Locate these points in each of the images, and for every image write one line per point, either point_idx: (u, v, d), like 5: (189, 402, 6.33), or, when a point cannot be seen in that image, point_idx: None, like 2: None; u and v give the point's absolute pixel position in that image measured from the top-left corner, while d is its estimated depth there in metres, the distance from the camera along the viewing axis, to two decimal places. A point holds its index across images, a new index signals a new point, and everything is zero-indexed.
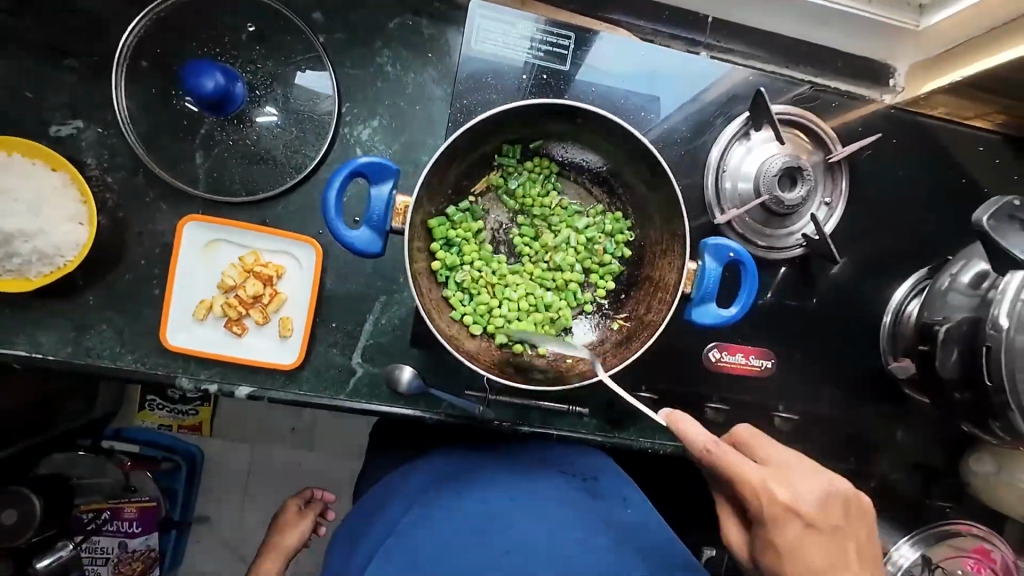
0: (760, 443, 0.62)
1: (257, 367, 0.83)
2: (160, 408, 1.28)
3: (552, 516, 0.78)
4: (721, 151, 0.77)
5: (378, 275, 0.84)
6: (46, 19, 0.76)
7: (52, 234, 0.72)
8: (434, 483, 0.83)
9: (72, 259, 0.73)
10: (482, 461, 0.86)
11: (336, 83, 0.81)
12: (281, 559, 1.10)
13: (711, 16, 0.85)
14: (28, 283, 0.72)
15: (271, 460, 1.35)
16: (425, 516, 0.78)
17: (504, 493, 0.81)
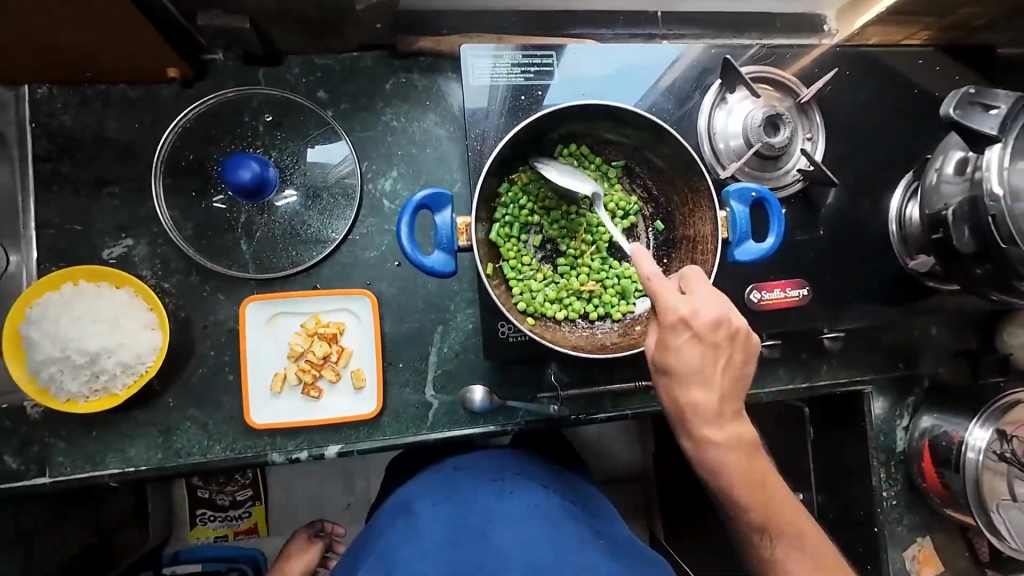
0: (717, 336, 0.63)
1: (340, 425, 0.86)
2: (213, 518, 1.40)
3: (525, 530, 0.77)
4: (707, 118, 0.87)
5: (429, 308, 0.90)
6: (80, 155, 0.82)
7: (130, 344, 0.76)
8: (415, 498, 0.83)
9: (152, 363, 0.77)
10: (469, 473, 0.86)
11: (353, 146, 0.89)
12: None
13: (659, 11, 0.96)
14: (115, 398, 0.76)
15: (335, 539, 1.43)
16: (404, 533, 0.77)
17: (491, 501, 0.82)
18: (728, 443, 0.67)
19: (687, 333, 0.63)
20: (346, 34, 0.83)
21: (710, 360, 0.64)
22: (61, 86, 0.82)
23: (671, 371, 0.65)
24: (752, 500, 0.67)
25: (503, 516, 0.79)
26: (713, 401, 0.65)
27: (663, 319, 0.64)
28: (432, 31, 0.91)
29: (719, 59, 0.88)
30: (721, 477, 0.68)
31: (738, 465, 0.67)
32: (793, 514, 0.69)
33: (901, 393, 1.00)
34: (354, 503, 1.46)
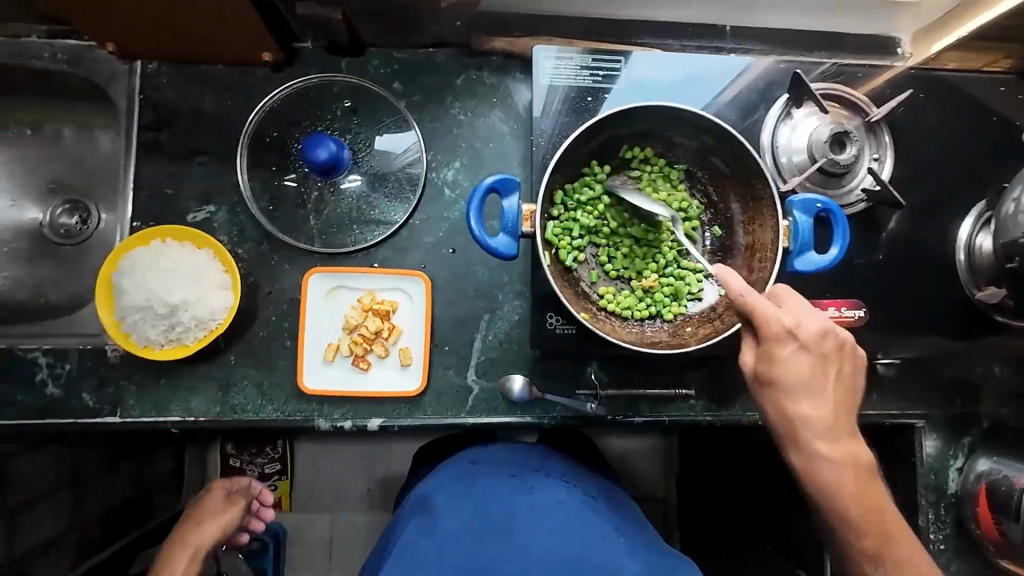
0: (826, 347, 0.65)
1: (384, 399, 0.89)
2: None
3: (547, 525, 0.76)
4: (771, 132, 0.86)
5: (478, 297, 0.93)
6: (177, 126, 0.90)
7: (205, 300, 0.82)
8: (434, 491, 0.82)
9: (222, 320, 0.82)
10: (486, 466, 0.86)
11: (422, 135, 0.94)
12: (186, 551, 0.95)
13: (727, 26, 0.98)
14: (186, 349, 0.81)
15: (351, 523, 1.60)
16: (427, 527, 0.76)
17: (508, 494, 0.81)
18: (828, 438, 0.67)
19: (793, 347, 0.64)
20: (427, 29, 0.89)
21: (820, 373, 0.66)
22: (168, 64, 0.91)
23: (780, 386, 0.65)
24: (847, 479, 0.67)
25: (527, 508, 0.78)
26: (828, 416, 0.67)
27: (773, 345, 0.64)
28: (506, 32, 0.95)
29: (787, 74, 0.89)
30: (828, 480, 0.68)
31: (843, 463, 0.67)
32: (885, 497, 0.69)
33: (956, 432, 0.95)
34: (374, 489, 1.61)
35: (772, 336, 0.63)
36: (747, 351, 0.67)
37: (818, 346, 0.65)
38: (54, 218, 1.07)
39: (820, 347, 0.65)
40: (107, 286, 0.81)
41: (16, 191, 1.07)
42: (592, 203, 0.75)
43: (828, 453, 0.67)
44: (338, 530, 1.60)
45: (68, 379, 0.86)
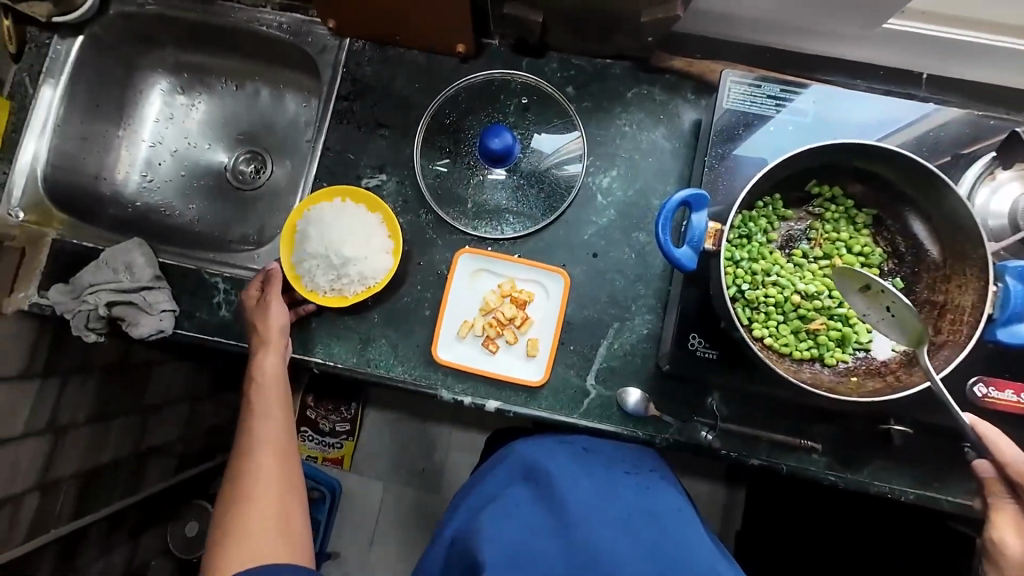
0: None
1: (504, 383, 0.92)
2: (310, 441, 1.72)
3: (669, 528, 0.71)
4: (967, 190, 0.80)
5: (611, 304, 0.94)
6: (369, 100, 1.00)
7: (370, 259, 0.92)
8: (546, 459, 0.79)
9: (380, 280, 0.93)
10: (600, 457, 0.83)
11: (585, 140, 0.97)
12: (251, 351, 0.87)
13: (925, 73, 0.92)
14: (344, 299, 0.93)
15: (401, 496, 1.71)
16: (544, 496, 0.73)
17: (628, 487, 0.77)
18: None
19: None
20: (615, 39, 0.92)
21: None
22: (372, 43, 1.01)
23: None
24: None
25: (643, 510, 0.73)
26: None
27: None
28: (686, 53, 0.96)
29: (998, 132, 0.82)
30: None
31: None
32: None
33: None
34: (430, 471, 1.72)
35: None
36: (1009, 534, 0.68)
37: None
38: (237, 165, 1.21)
39: None
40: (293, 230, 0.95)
41: (213, 136, 1.22)
42: (768, 231, 0.73)
43: None
44: (389, 498, 1.71)
45: (238, 305, 0.97)
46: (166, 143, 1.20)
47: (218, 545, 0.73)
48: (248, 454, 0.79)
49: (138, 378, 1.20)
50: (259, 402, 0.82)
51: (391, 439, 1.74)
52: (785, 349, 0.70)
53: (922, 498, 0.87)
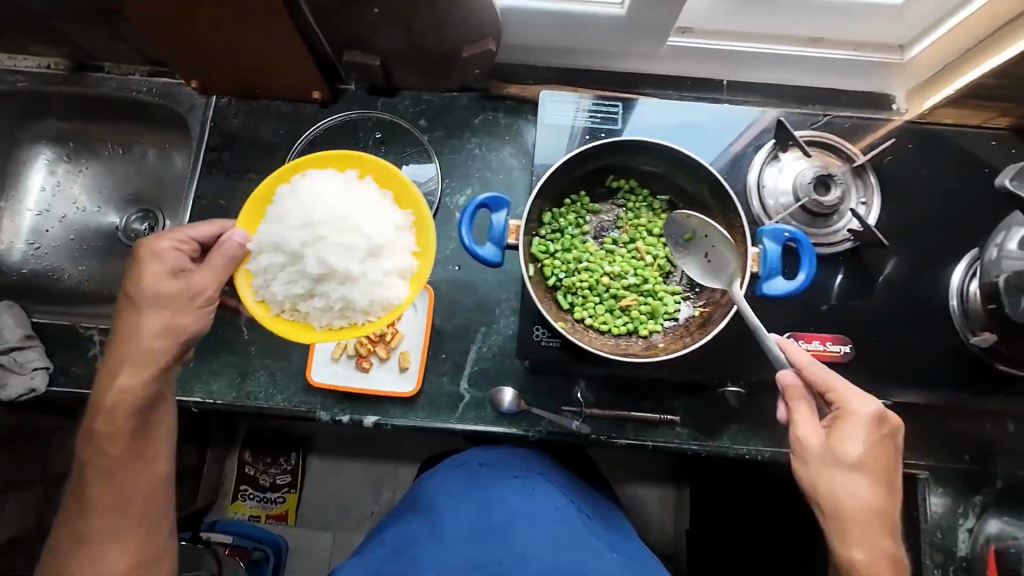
0: (893, 443, 0.70)
1: (382, 398, 0.96)
2: (251, 498, 1.67)
3: (543, 531, 0.83)
4: (757, 173, 0.92)
5: (477, 310, 1.00)
6: (236, 148, 1.07)
7: (375, 279, 0.82)
8: (442, 495, 0.90)
9: (377, 317, 0.83)
10: (494, 470, 0.93)
11: (439, 165, 1.06)
12: (127, 365, 0.73)
13: (725, 79, 1.06)
14: (312, 332, 0.82)
15: (354, 544, 1.67)
16: (436, 528, 0.85)
17: (515, 497, 0.88)
18: (883, 499, 0.69)
19: (876, 426, 0.70)
20: (453, 75, 1.02)
21: (883, 460, 0.69)
22: (236, 98, 1.09)
23: (846, 462, 0.68)
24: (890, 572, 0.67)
25: (522, 518, 0.85)
26: (874, 494, 0.68)
27: (849, 423, 0.70)
28: (521, 79, 1.07)
29: (773, 120, 0.94)
30: (853, 548, 0.68)
31: (891, 555, 0.67)
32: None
33: (965, 488, 0.95)
34: (383, 512, 1.70)
35: (853, 418, 0.69)
36: (809, 431, 0.70)
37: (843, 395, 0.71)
38: (128, 223, 1.25)
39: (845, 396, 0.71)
40: (269, 205, 0.84)
41: (102, 199, 1.26)
42: (580, 224, 0.82)
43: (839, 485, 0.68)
44: (340, 548, 1.67)
45: None
46: (53, 210, 1.23)
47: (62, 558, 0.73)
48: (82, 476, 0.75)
49: (38, 448, 1.17)
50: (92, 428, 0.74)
51: (333, 484, 1.72)
52: (604, 327, 0.77)
53: (777, 454, 0.95)
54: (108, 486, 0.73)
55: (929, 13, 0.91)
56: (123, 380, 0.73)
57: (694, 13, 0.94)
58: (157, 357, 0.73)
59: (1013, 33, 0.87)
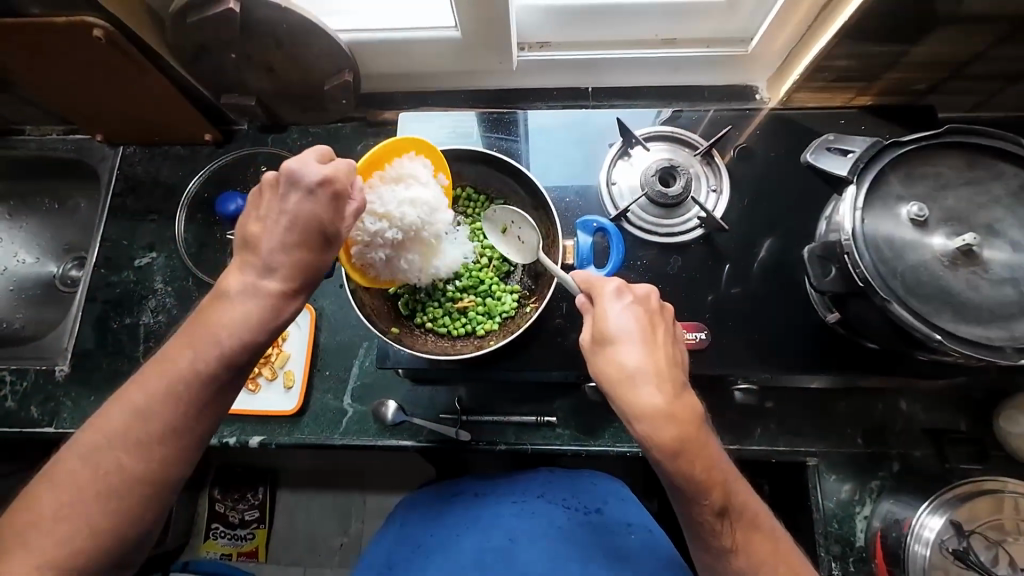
0: (652, 306, 0.67)
1: (267, 418, 0.99)
2: (223, 536, 1.66)
3: (546, 549, 0.80)
4: (607, 171, 0.95)
5: (360, 326, 1.03)
6: (139, 193, 1.15)
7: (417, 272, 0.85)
8: (441, 525, 0.89)
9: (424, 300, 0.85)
10: (489, 495, 0.91)
11: None
12: (303, 296, 0.67)
13: (590, 87, 1.11)
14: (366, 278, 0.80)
15: None
16: (436, 553, 0.83)
17: (512, 517, 0.85)
18: (659, 359, 0.63)
19: (625, 296, 0.67)
20: (326, 106, 1.08)
21: (645, 324, 0.65)
22: (139, 148, 1.18)
23: (608, 336, 0.65)
24: (680, 432, 0.60)
25: (525, 535, 0.82)
26: (644, 356, 0.63)
27: (603, 300, 0.67)
28: (396, 105, 1.12)
29: (614, 122, 0.99)
30: (637, 417, 0.61)
31: (677, 413, 0.61)
32: (715, 454, 0.61)
33: (861, 473, 0.90)
34: (348, 544, 1.69)
35: (603, 293, 0.67)
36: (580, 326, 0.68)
37: (598, 281, 0.70)
38: (65, 271, 1.31)
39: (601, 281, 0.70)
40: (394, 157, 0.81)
41: (40, 250, 1.32)
42: None
43: (609, 363, 0.64)
44: None
45: (22, 394, 1.04)
46: None
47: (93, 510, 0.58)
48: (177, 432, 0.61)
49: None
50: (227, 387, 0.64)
51: (294, 519, 1.71)
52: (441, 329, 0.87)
53: None
54: (135, 456, 0.59)
55: (754, 8, 0.95)
56: (230, 335, 0.62)
57: (531, 28, 0.99)
58: (275, 318, 0.65)
59: (833, 13, 0.88)
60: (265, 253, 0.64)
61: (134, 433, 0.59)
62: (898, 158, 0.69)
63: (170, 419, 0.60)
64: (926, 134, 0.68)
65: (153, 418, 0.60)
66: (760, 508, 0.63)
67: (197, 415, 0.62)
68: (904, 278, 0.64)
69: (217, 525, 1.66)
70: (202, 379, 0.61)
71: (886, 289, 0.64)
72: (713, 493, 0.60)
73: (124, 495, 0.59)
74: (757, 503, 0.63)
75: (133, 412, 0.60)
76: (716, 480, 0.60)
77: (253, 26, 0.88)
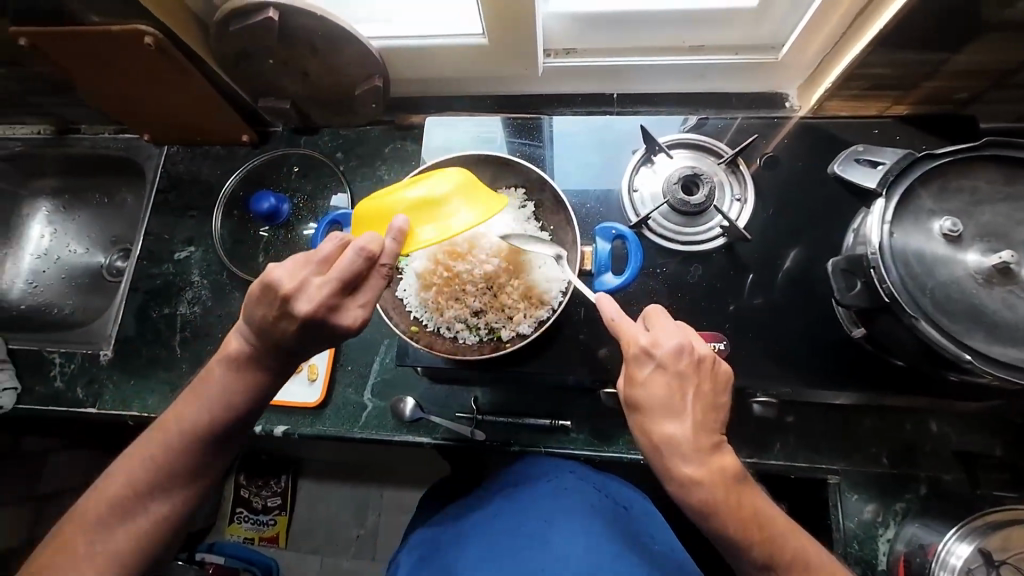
0: (682, 365, 0.65)
1: (291, 409, 1.03)
2: (246, 520, 1.72)
3: (584, 533, 0.79)
4: (629, 178, 0.95)
5: (381, 324, 1.06)
6: (180, 190, 1.21)
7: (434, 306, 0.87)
8: (479, 516, 0.88)
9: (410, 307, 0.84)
10: (521, 481, 0.91)
11: (351, 193, 1.14)
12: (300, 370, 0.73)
13: (615, 93, 1.11)
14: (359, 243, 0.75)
15: (339, 568, 1.71)
16: (476, 543, 0.83)
17: (547, 502, 0.85)
18: (691, 423, 0.64)
19: (655, 355, 0.66)
20: (356, 110, 1.12)
21: (674, 388, 0.65)
22: (181, 147, 1.24)
23: (640, 406, 0.66)
24: (714, 496, 0.61)
25: (562, 518, 0.81)
26: (677, 422, 0.64)
27: (633, 362, 0.67)
28: (424, 109, 1.15)
29: (637, 128, 0.99)
30: (674, 484, 0.63)
31: (708, 478, 0.62)
32: (756, 510, 0.63)
33: (885, 494, 0.87)
34: (364, 535, 1.73)
35: (634, 354, 0.67)
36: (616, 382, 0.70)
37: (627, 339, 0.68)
38: (111, 262, 1.39)
39: (630, 338, 0.68)
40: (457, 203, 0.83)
41: (90, 241, 1.41)
42: None
43: (646, 430, 0.65)
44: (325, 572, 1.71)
45: (70, 375, 1.11)
46: (50, 254, 1.39)
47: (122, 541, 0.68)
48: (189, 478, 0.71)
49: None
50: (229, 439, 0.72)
51: (313, 508, 1.76)
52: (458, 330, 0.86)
53: None
54: (157, 500, 0.69)
55: (785, 15, 0.94)
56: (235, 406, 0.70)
57: (557, 35, 1.00)
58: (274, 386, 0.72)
59: (869, 21, 0.85)
60: (266, 343, 0.67)
61: (152, 479, 0.69)
62: (932, 171, 0.67)
63: (184, 467, 0.70)
64: (962, 146, 0.66)
65: (170, 468, 0.69)
66: (809, 550, 0.64)
67: (208, 465, 0.72)
68: (934, 295, 0.63)
69: (242, 510, 1.72)
70: (210, 434, 0.70)
71: (913, 305, 0.62)
72: (751, 545, 0.62)
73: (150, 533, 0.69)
74: (806, 545, 0.64)
75: (153, 463, 0.69)
76: (754, 534, 0.62)
77: (289, 34, 0.92)
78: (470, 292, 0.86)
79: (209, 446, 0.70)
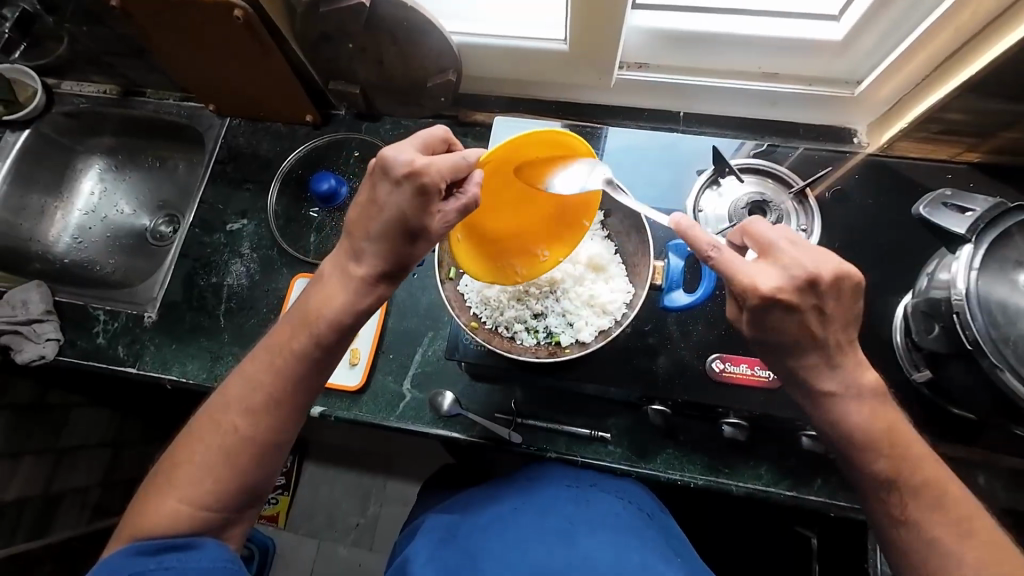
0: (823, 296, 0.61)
1: (330, 391, 1.03)
2: None
3: (608, 537, 0.73)
4: (695, 198, 0.94)
5: (427, 315, 1.07)
6: (239, 163, 1.22)
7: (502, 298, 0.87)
8: (492, 506, 0.81)
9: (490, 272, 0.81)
10: (546, 483, 0.86)
11: None
12: (387, 284, 0.69)
13: (682, 112, 1.11)
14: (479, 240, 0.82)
15: (336, 555, 1.69)
16: (493, 528, 0.76)
17: (573, 506, 0.79)
18: (829, 357, 0.63)
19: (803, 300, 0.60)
20: (423, 102, 1.13)
21: (812, 332, 0.61)
22: (244, 121, 1.26)
23: (772, 345, 0.64)
24: (933, 490, 0.62)
25: (587, 522, 0.75)
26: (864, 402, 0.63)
27: (776, 310, 0.61)
28: (488, 108, 1.16)
29: (708, 148, 0.99)
30: (842, 423, 0.64)
31: (928, 478, 0.62)
32: (972, 514, 0.61)
33: None
34: (366, 524, 1.72)
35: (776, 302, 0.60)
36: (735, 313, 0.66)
37: (776, 291, 0.60)
38: (156, 226, 1.40)
39: (774, 290, 0.60)
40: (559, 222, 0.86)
41: (138, 203, 1.43)
42: None
43: (857, 416, 0.63)
44: (323, 557, 1.69)
45: (113, 332, 1.12)
46: (98, 211, 1.41)
47: (215, 459, 0.65)
48: (280, 398, 0.67)
49: (54, 421, 1.32)
50: (321, 359, 0.68)
51: (319, 491, 1.75)
52: (516, 331, 0.87)
53: (713, 483, 0.91)
54: (248, 417, 0.66)
55: (870, 51, 0.93)
56: (328, 321, 0.67)
57: (635, 48, 1.00)
58: (362, 306, 0.68)
59: (954, 68, 0.86)
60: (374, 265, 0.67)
61: (245, 395, 0.67)
62: None
63: (273, 386, 0.67)
64: None
65: (261, 385, 0.67)
66: (956, 493, 0.62)
67: (296, 387, 0.67)
68: (1018, 346, 0.60)
69: None
70: (301, 355, 0.67)
71: (1001, 358, 0.60)
72: (879, 456, 0.63)
73: (241, 454, 0.65)
74: (945, 476, 0.63)
75: (248, 381, 0.67)
76: (884, 446, 0.62)
77: (376, 20, 0.92)
78: (533, 294, 0.87)
79: (296, 366, 0.67)
